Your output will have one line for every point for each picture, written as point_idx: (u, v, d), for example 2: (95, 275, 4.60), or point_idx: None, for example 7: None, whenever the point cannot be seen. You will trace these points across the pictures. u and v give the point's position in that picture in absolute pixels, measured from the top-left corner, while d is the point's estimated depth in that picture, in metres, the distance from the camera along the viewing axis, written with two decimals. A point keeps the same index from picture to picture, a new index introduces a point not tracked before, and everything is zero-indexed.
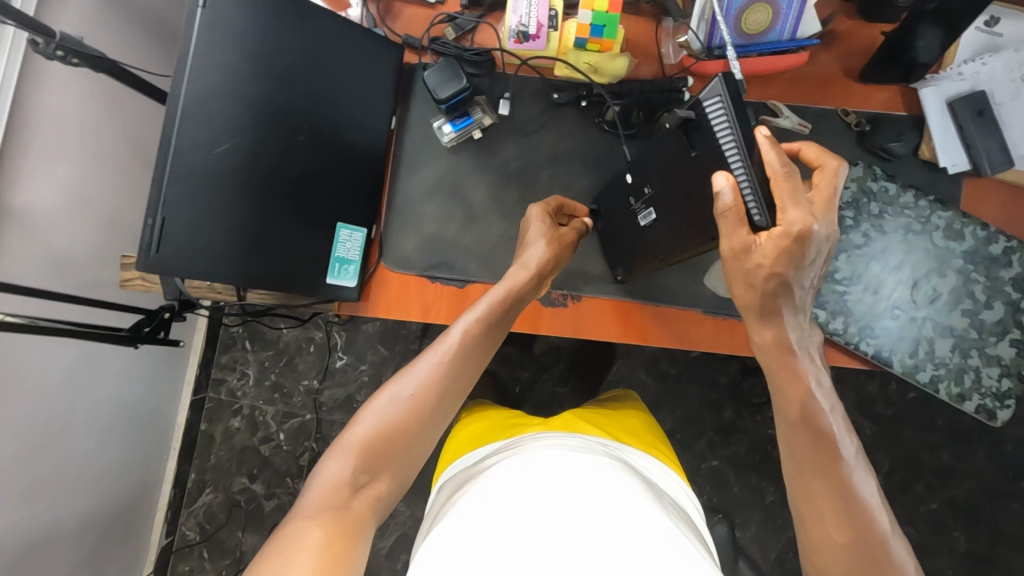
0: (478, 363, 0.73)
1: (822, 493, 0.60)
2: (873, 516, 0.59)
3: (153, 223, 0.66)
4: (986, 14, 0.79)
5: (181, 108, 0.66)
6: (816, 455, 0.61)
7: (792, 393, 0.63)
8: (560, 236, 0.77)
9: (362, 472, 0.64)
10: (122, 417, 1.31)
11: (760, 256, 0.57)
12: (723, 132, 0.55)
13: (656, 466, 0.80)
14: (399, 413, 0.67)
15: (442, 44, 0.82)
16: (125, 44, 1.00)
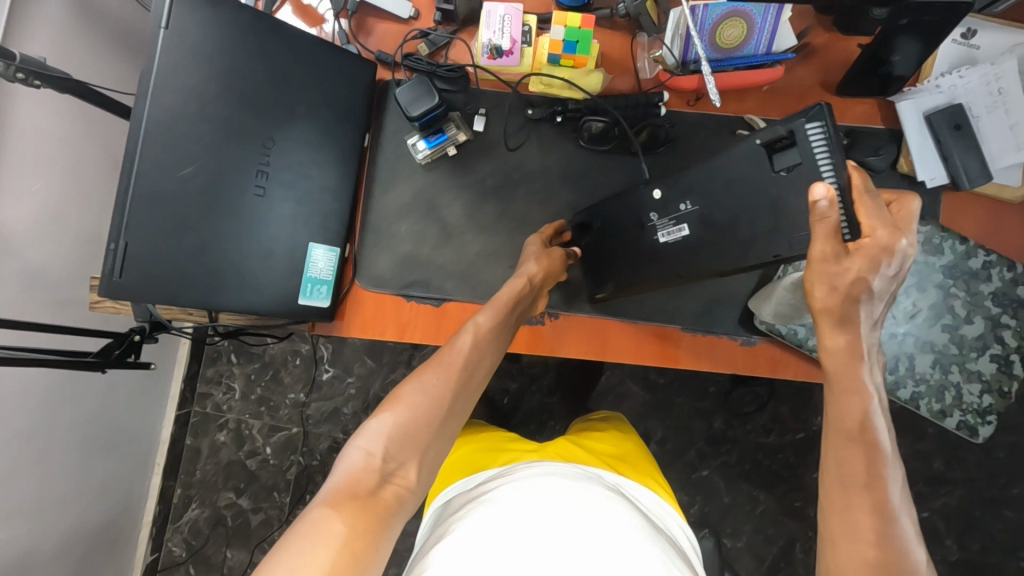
0: (493, 359, 0.70)
1: (864, 512, 0.58)
2: (909, 550, 0.57)
3: (116, 248, 0.65)
4: (963, 27, 0.79)
5: (144, 132, 0.65)
6: (868, 471, 0.58)
7: (849, 404, 0.59)
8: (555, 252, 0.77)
9: (390, 459, 0.59)
10: (102, 435, 1.29)
11: (849, 266, 0.55)
12: (822, 150, 0.57)
13: (650, 497, 0.82)
14: (425, 401, 0.62)
15: (414, 60, 0.81)
16: (90, 57, 0.97)
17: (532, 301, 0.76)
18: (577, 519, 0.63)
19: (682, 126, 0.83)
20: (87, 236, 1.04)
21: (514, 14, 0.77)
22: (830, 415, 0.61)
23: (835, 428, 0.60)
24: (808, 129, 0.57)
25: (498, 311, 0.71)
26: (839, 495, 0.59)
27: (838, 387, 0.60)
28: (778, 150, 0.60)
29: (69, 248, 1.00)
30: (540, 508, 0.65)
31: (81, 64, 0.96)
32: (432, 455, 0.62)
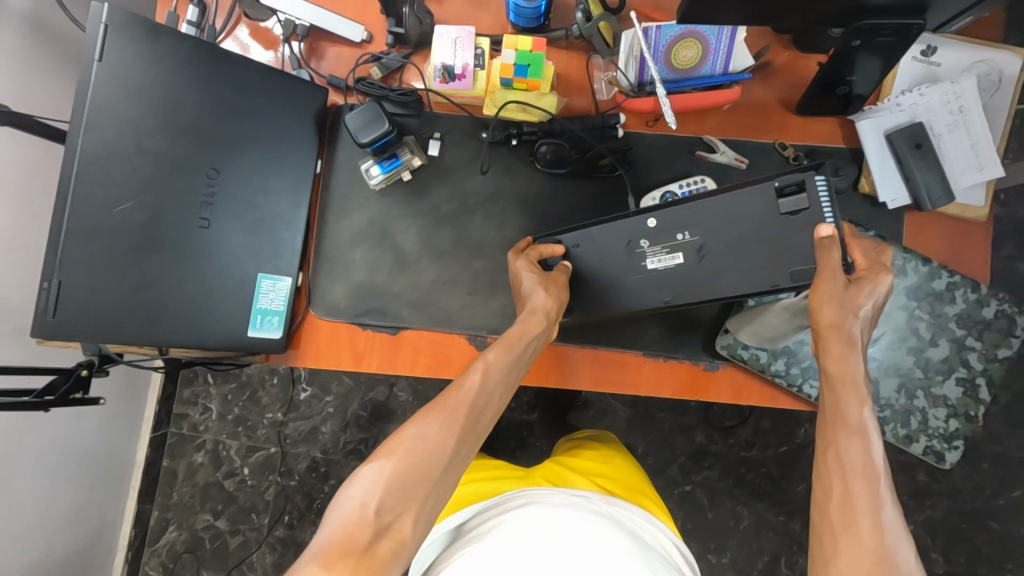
0: (500, 400, 0.66)
1: (862, 499, 0.54)
2: (901, 543, 0.52)
3: (49, 287, 0.64)
4: (922, 44, 0.78)
5: (78, 168, 0.65)
6: (865, 460, 0.56)
7: (846, 400, 0.59)
8: (556, 281, 0.71)
9: (386, 511, 0.55)
10: (72, 461, 1.27)
11: (853, 289, 0.61)
12: (825, 199, 0.65)
13: (644, 518, 0.76)
14: (429, 449, 0.58)
15: (367, 84, 0.80)
16: (25, 83, 0.91)
17: (545, 336, 0.70)
18: (569, 552, 0.61)
19: (640, 148, 0.81)
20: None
21: (466, 37, 0.77)
22: (830, 411, 0.59)
23: (831, 422, 0.59)
24: (815, 179, 0.65)
25: (508, 352, 0.66)
26: (834, 487, 0.56)
27: (837, 383, 0.60)
28: (785, 195, 0.67)
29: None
30: (530, 543, 0.62)
31: (25, 94, 0.92)
32: (432, 504, 0.58)
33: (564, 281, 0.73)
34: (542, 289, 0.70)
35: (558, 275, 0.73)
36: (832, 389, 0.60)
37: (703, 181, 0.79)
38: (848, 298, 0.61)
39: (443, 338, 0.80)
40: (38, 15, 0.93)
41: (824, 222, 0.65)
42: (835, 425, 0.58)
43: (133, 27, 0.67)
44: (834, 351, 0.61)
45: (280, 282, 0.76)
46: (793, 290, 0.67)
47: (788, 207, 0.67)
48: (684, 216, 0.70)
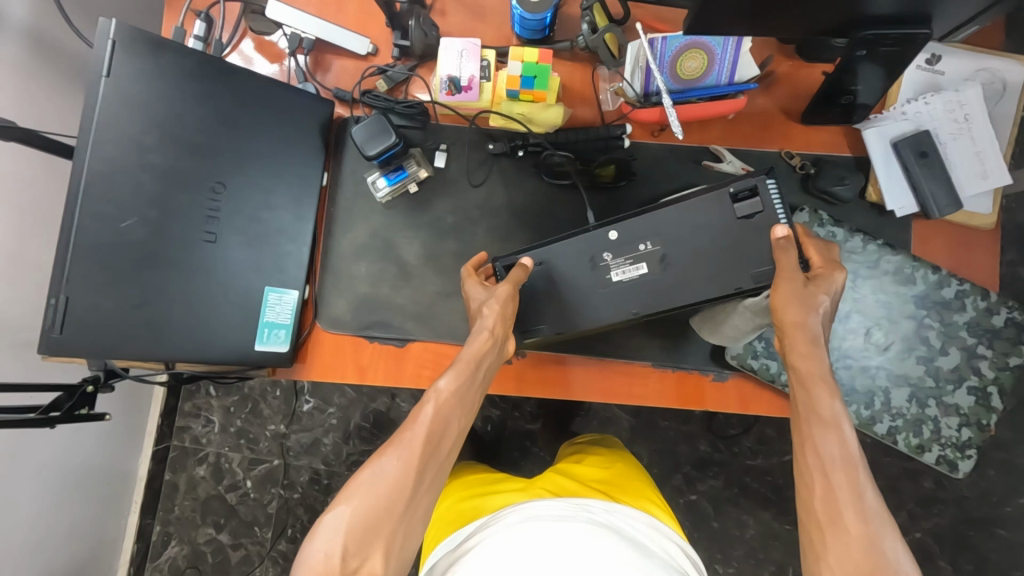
0: (461, 424, 0.65)
1: (844, 491, 0.55)
2: (886, 529, 0.53)
3: (56, 303, 0.63)
4: (927, 52, 0.78)
5: (84, 183, 0.64)
6: (843, 452, 0.56)
7: (820, 396, 0.59)
8: (505, 295, 0.68)
9: (352, 557, 0.56)
10: (71, 477, 1.25)
11: (812, 287, 0.63)
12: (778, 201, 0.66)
13: (649, 524, 0.74)
14: (386, 489, 0.58)
15: (372, 96, 0.79)
16: (31, 103, 0.94)
17: (499, 351, 0.69)
18: (570, 557, 0.61)
19: (645, 158, 0.81)
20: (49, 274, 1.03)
21: (471, 49, 0.77)
22: (806, 407, 0.59)
23: (808, 418, 0.59)
24: (767, 183, 0.67)
25: (461, 373, 0.65)
26: (817, 482, 0.56)
27: (807, 380, 0.60)
28: (739, 200, 0.68)
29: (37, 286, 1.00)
30: (530, 552, 0.62)
31: (31, 112, 0.95)
32: (402, 540, 0.58)
33: (512, 289, 0.69)
34: (492, 306, 0.68)
35: (508, 286, 0.68)
36: (805, 388, 0.60)
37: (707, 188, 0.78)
38: (809, 298, 0.62)
39: (447, 349, 0.80)
40: (40, 25, 0.93)
41: (779, 222, 0.66)
42: (810, 421, 0.58)
43: (139, 41, 0.66)
44: (801, 347, 0.61)
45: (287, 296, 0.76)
46: (754, 291, 0.68)
47: (743, 211, 0.67)
48: (643, 226, 0.69)
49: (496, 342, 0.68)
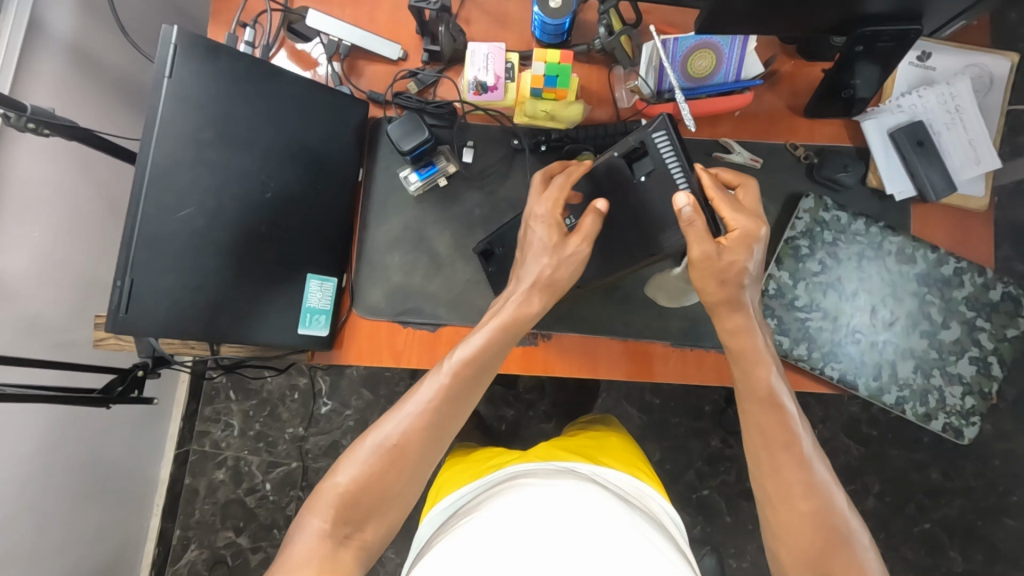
0: (457, 417, 0.72)
1: (792, 470, 0.66)
2: (831, 492, 0.65)
3: (123, 285, 0.67)
4: (918, 50, 0.84)
5: (148, 174, 0.69)
6: (783, 431, 0.67)
7: (756, 376, 0.69)
8: (568, 252, 0.72)
9: (345, 523, 0.66)
10: (97, 478, 1.27)
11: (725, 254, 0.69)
12: (665, 148, 0.74)
13: (633, 485, 0.79)
14: (376, 465, 0.67)
15: (404, 98, 0.86)
16: (89, 113, 1.05)
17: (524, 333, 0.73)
18: (554, 517, 0.62)
19: None
20: (70, 273, 1.10)
21: (496, 52, 0.82)
22: (747, 390, 0.70)
23: (748, 397, 0.70)
24: (653, 137, 0.74)
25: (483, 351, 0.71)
26: (766, 458, 0.67)
27: (742, 358, 0.70)
28: (636, 159, 0.76)
29: (55, 283, 1.06)
30: (511, 526, 0.61)
31: (93, 114, 1.06)
32: (392, 511, 0.68)
33: (585, 240, 0.72)
34: (534, 272, 0.73)
35: (579, 237, 0.72)
36: (739, 364, 0.71)
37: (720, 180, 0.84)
38: (719, 262, 0.69)
39: None
40: (80, 37, 1.00)
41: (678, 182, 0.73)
42: (750, 400, 0.69)
43: (198, 46, 0.71)
44: (729, 327, 0.70)
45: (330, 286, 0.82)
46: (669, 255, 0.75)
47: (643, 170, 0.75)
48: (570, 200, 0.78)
49: (505, 342, 0.72)
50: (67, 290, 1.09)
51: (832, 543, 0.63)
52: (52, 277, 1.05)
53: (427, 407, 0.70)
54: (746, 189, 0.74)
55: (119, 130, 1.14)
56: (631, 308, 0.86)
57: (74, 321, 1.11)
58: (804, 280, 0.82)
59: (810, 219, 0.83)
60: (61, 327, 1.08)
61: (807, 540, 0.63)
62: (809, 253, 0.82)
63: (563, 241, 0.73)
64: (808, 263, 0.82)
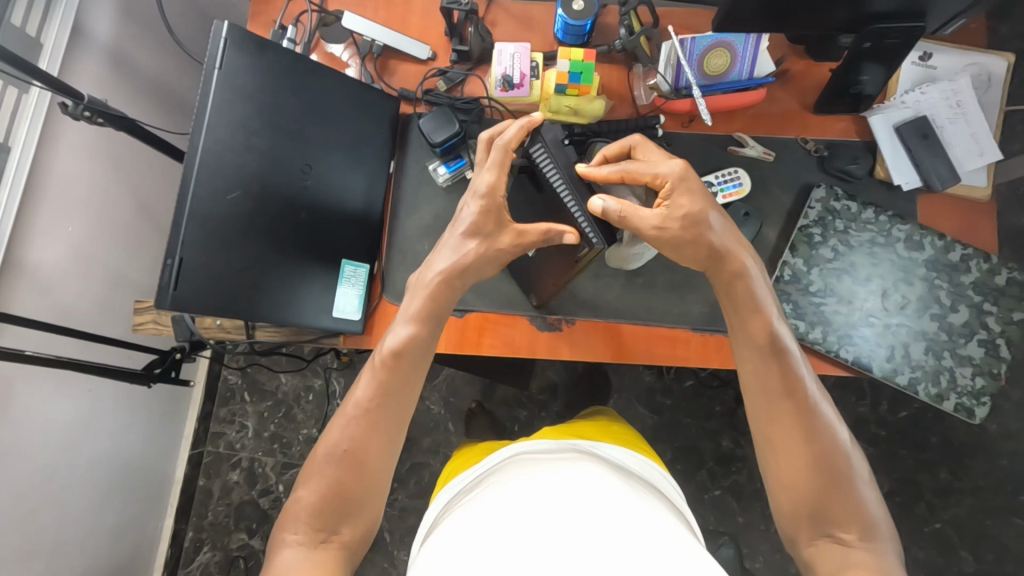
0: (405, 406, 0.73)
1: (792, 420, 0.67)
2: (834, 431, 0.67)
3: (172, 263, 0.70)
4: (920, 51, 0.90)
5: (198, 159, 0.72)
6: (784, 378, 0.69)
7: (753, 321, 0.72)
8: (499, 247, 0.75)
9: (321, 527, 0.66)
10: (121, 473, 1.26)
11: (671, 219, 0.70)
12: (548, 167, 0.72)
13: (634, 458, 0.79)
14: (335, 471, 0.68)
15: (435, 95, 0.90)
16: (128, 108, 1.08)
17: (487, 271, 0.77)
18: (563, 487, 0.62)
19: (679, 145, 0.91)
20: (102, 268, 1.10)
21: (523, 52, 0.87)
22: (747, 336, 0.72)
23: (746, 343, 0.72)
24: (535, 150, 0.72)
25: (415, 329, 0.74)
26: (765, 407, 0.69)
27: (741, 306, 0.72)
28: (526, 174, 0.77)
29: (86, 276, 1.06)
30: (530, 491, 0.62)
31: (133, 104, 1.10)
32: (367, 503, 0.69)
33: (524, 246, 0.75)
34: (447, 260, 0.76)
35: (518, 239, 0.75)
36: (741, 312, 0.73)
37: (734, 172, 0.88)
38: (676, 224, 0.70)
39: (506, 319, 0.89)
40: (121, 39, 1.05)
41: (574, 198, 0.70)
42: (747, 345, 0.72)
43: (247, 41, 0.75)
44: (725, 275, 0.73)
45: (347, 286, 0.84)
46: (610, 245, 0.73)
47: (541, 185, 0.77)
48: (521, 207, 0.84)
49: (432, 326, 0.76)
50: (97, 284, 1.09)
51: (833, 483, 0.64)
52: (87, 270, 1.06)
53: (368, 406, 0.71)
54: (641, 147, 0.75)
55: (161, 124, 1.20)
56: (651, 293, 0.90)
57: (104, 317, 1.12)
58: (818, 267, 0.86)
59: (822, 209, 0.87)
60: (90, 319, 1.08)
61: (808, 483, 0.65)
62: (822, 241, 0.86)
63: (497, 230, 0.75)
64: (822, 250, 0.86)
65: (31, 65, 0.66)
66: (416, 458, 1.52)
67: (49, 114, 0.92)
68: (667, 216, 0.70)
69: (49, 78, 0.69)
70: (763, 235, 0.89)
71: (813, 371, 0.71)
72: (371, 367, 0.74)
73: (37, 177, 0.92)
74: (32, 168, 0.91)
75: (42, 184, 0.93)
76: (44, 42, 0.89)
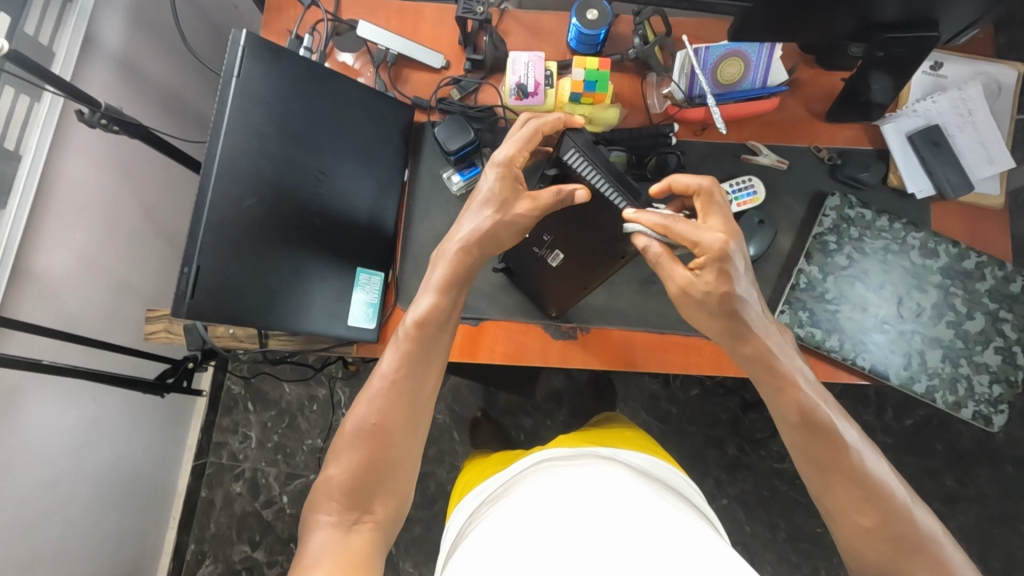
0: (430, 378, 0.71)
1: (848, 490, 0.62)
2: (891, 492, 0.62)
3: (189, 271, 0.70)
4: (931, 60, 0.90)
5: (217, 168, 0.72)
6: (828, 452, 0.63)
7: (789, 398, 0.66)
8: (514, 215, 0.70)
9: (351, 508, 0.65)
10: (124, 484, 1.24)
11: (703, 286, 0.66)
12: (586, 169, 0.68)
13: (654, 462, 0.78)
14: (364, 447, 0.67)
15: (448, 103, 0.91)
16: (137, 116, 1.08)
17: (509, 241, 0.73)
18: (588, 491, 0.62)
19: (693, 154, 0.91)
20: (109, 275, 1.09)
21: (536, 61, 0.86)
22: (777, 416, 0.67)
23: (779, 421, 0.67)
24: (569, 155, 0.68)
25: (439, 300, 0.71)
26: (814, 475, 0.65)
27: (771, 380, 0.67)
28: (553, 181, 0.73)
29: (94, 284, 1.05)
30: (550, 498, 0.61)
31: (143, 113, 1.10)
32: (397, 485, 0.67)
33: (540, 210, 0.70)
34: (471, 225, 0.72)
35: (533, 206, 0.70)
36: (766, 386, 0.68)
37: (749, 181, 0.88)
38: (701, 294, 0.67)
39: (521, 327, 0.89)
40: (132, 48, 1.05)
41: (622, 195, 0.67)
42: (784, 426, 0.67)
43: (264, 49, 0.76)
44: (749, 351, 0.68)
45: (360, 294, 0.84)
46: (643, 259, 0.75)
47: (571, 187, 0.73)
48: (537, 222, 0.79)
49: (455, 296, 0.72)
50: (104, 292, 1.08)
51: (904, 554, 0.59)
52: (95, 278, 1.05)
53: (395, 378, 0.69)
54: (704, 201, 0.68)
55: (170, 132, 1.19)
56: (666, 301, 0.89)
57: (110, 326, 1.11)
58: (833, 274, 0.86)
59: (836, 216, 0.87)
60: (97, 329, 1.07)
61: (880, 556, 0.60)
62: (837, 248, 0.86)
63: (513, 198, 0.71)
64: (836, 258, 0.86)
65: (51, 73, 0.66)
66: (421, 468, 1.50)
67: (58, 122, 0.92)
68: (691, 281, 0.66)
69: (65, 85, 0.69)
70: (778, 242, 0.89)
71: (853, 422, 0.67)
72: (395, 344, 0.72)
73: (45, 185, 0.91)
74: (42, 177, 0.90)
75: (50, 191, 0.92)
76: (56, 50, 0.89)
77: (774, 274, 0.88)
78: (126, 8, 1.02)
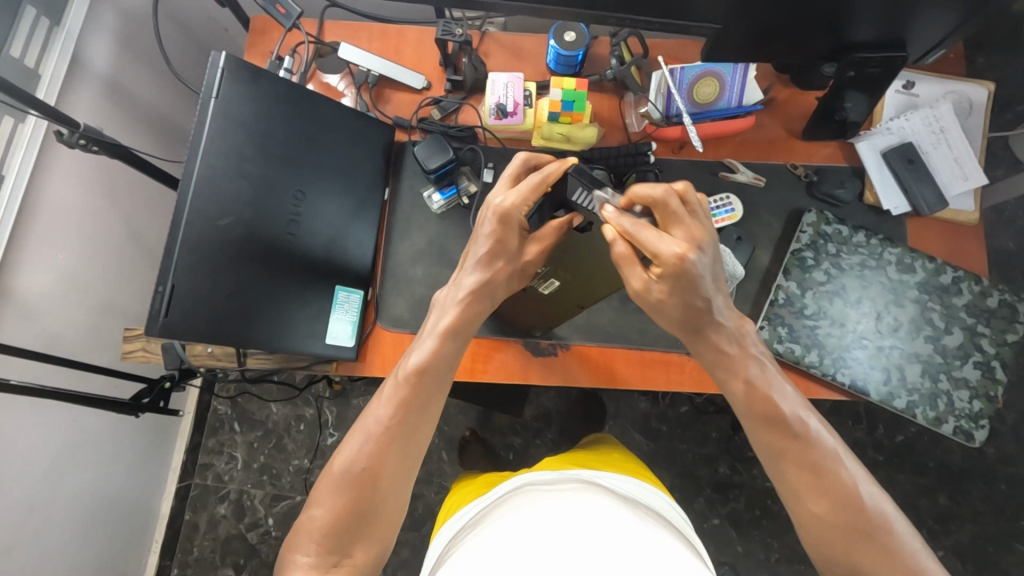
0: (426, 424, 0.71)
1: (797, 474, 0.64)
2: (839, 470, 0.63)
3: (163, 290, 0.70)
4: (902, 79, 0.92)
5: (193, 186, 0.73)
6: (778, 438, 0.65)
7: (735, 385, 0.69)
8: (526, 259, 0.73)
9: (332, 552, 0.64)
10: (104, 508, 1.22)
11: (660, 291, 0.66)
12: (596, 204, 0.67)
13: (639, 486, 0.78)
14: (350, 491, 0.66)
15: (428, 122, 0.91)
16: (122, 136, 1.09)
17: (508, 284, 0.75)
18: (566, 515, 0.61)
19: (671, 170, 0.92)
20: (93, 295, 1.09)
21: (515, 81, 0.88)
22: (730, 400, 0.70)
23: (738, 409, 0.69)
24: (580, 192, 0.67)
25: (439, 345, 0.72)
26: (767, 459, 0.67)
27: (727, 369, 0.69)
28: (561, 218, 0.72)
29: (75, 304, 1.05)
30: (525, 524, 0.60)
31: (130, 133, 1.11)
32: (380, 530, 0.67)
33: (546, 250, 0.72)
34: (474, 276, 0.74)
35: (541, 246, 0.72)
36: (722, 376, 0.70)
37: (727, 199, 0.90)
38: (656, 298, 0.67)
39: (501, 344, 0.89)
40: (119, 70, 1.06)
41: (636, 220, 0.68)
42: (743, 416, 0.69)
43: (243, 70, 0.77)
44: (737, 371, 0.69)
45: (340, 312, 0.83)
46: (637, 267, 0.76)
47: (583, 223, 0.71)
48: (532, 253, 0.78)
49: (458, 342, 0.73)
50: (87, 312, 1.07)
51: (855, 541, 0.60)
52: (77, 299, 1.05)
53: (389, 424, 0.69)
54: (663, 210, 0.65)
55: (157, 152, 1.20)
56: (647, 317, 0.89)
57: (93, 347, 1.10)
58: (811, 289, 0.86)
59: (813, 233, 0.87)
60: (80, 349, 1.07)
61: (839, 542, 0.60)
62: (814, 264, 0.87)
63: (518, 248, 0.73)
64: (814, 273, 0.87)
65: (29, 95, 0.67)
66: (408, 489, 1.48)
67: (42, 143, 0.92)
68: (648, 282, 0.67)
69: (44, 107, 0.69)
70: (756, 258, 0.90)
71: (808, 405, 0.68)
72: (390, 383, 0.72)
73: (27, 205, 0.91)
74: (24, 198, 0.91)
75: (32, 212, 0.92)
76: (42, 72, 0.90)
77: (752, 290, 0.89)
78: (115, 32, 1.04)
